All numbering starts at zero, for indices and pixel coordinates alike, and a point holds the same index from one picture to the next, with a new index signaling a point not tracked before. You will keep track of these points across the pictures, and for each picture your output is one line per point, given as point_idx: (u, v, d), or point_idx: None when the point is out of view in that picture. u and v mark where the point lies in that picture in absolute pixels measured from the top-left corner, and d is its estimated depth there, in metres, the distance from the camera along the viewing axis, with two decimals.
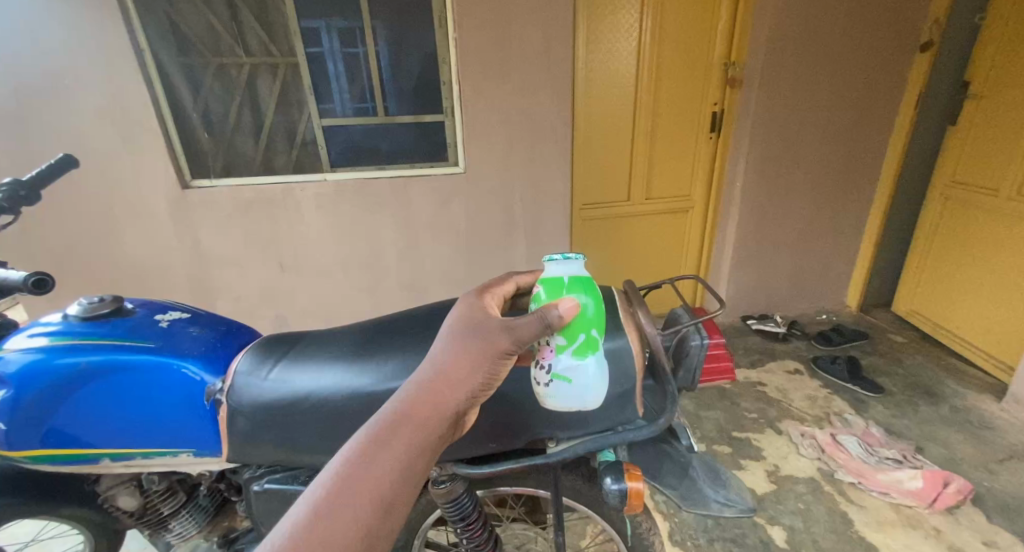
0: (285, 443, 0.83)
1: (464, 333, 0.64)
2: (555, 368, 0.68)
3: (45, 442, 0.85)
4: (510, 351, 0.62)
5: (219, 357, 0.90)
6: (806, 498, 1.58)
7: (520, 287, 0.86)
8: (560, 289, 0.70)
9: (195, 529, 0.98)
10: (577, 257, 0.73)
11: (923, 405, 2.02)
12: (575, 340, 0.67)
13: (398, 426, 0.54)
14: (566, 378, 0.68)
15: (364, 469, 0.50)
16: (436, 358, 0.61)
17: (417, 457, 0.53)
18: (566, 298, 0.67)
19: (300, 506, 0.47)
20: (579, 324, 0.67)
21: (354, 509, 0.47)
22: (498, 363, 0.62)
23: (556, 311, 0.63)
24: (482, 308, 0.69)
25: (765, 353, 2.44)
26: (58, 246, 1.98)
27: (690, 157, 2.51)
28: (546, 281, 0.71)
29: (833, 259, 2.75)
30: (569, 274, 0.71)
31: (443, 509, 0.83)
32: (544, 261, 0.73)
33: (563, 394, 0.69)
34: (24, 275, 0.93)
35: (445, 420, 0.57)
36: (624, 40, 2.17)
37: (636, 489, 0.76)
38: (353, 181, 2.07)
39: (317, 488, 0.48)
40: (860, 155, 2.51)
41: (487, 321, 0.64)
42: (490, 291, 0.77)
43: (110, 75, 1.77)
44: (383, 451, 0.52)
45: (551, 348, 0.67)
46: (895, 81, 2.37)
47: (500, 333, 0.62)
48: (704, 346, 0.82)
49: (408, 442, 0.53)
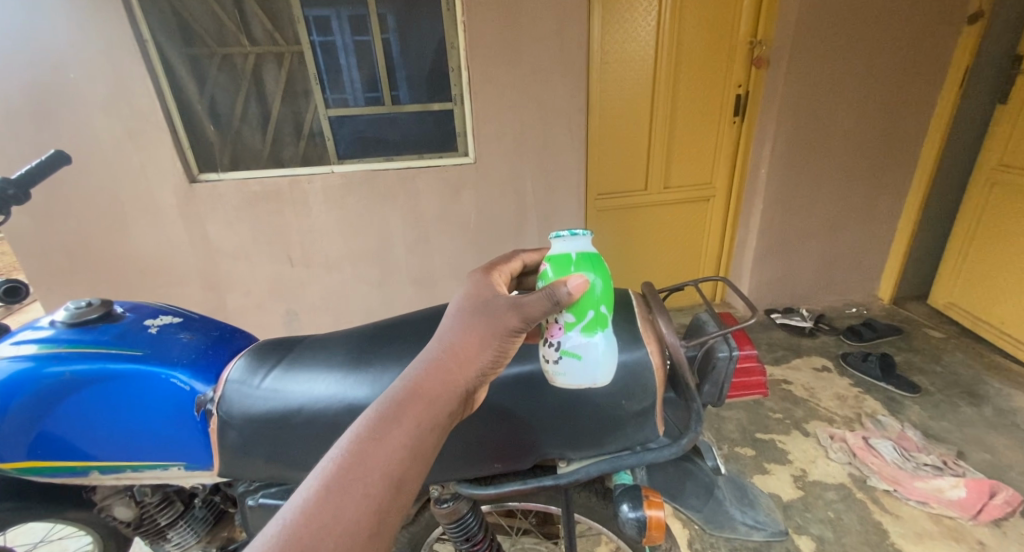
0: (277, 459, 0.78)
1: (471, 312, 0.60)
2: (564, 345, 0.63)
3: (32, 453, 0.81)
4: (519, 329, 0.59)
5: (210, 365, 0.86)
6: (836, 506, 1.49)
7: (527, 265, 0.80)
8: (567, 267, 0.65)
9: (193, 539, 0.93)
10: (584, 233, 0.68)
11: (965, 407, 1.89)
12: (584, 317, 0.63)
13: (407, 402, 0.51)
14: (575, 354, 0.63)
15: (375, 444, 0.46)
16: (444, 338, 0.58)
17: (428, 433, 0.50)
18: (576, 275, 0.62)
19: (310, 482, 0.43)
20: (586, 302, 0.63)
21: (366, 483, 0.44)
22: (506, 342, 0.59)
23: (566, 288, 0.59)
24: (489, 285, 0.65)
25: (791, 349, 2.33)
26: (69, 242, 1.97)
27: (713, 142, 2.38)
28: (553, 258, 0.66)
29: (864, 248, 2.60)
30: (577, 251, 0.66)
31: (445, 528, 0.79)
32: (550, 238, 0.68)
33: (572, 371, 0.64)
34: None
35: (455, 397, 0.54)
36: (643, 19, 2.04)
37: (656, 518, 0.69)
38: (360, 173, 2.01)
39: (327, 464, 0.45)
40: (896, 138, 2.34)
41: (495, 299, 0.61)
42: (497, 268, 0.72)
43: (114, 67, 1.74)
44: (394, 426, 0.48)
45: (559, 325, 0.63)
46: (937, 57, 2.20)
47: (509, 311, 0.59)
48: (733, 359, 0.72)
49: (419, 417, 0.50)
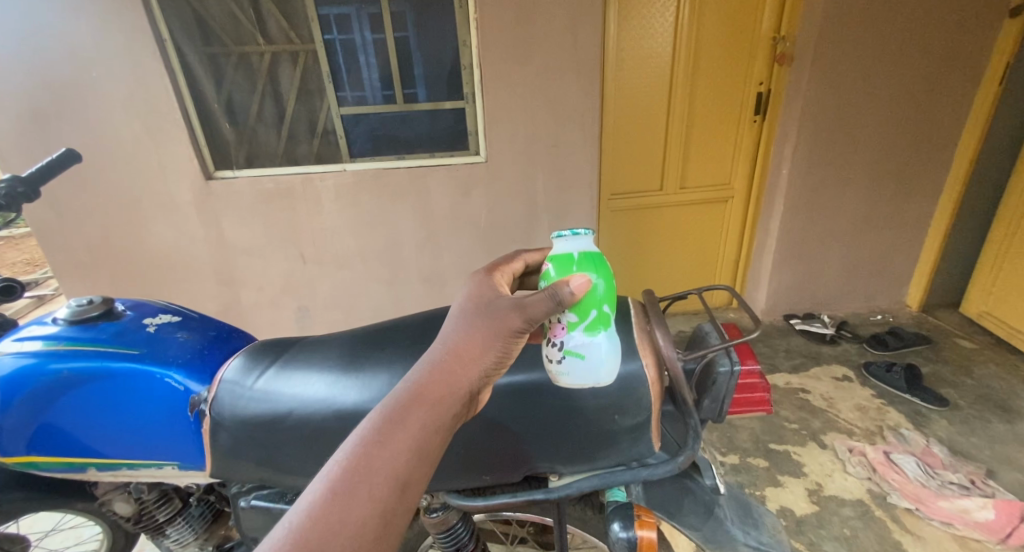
0: (267, 462, 0.77)
1: (473, 313, 0.58)
2: (568, 344, 0.61)
3: (33, 448, 0.83)
4: (522, 329, 0.57)
5: (205, 365, 0.86)
6: (853, 523, 1.42)
7: (529, 265, 0.77)
8: (569, 266, 0.62)
9: (191, 536, 0.95)
10: (586, 232, 0.65)
11: (996, 422, 1.79)
12: (587, 316, 0.60)
13: (410, 405, 0.48)
14: (579, 354, 0.61)
15: (379, 447, 0.44)
16: (447, 339, 0.55)
17: (432, 436, 0.48)
18: (577, 274, 0.60)
19: (316, 485, 0.41)
20: (588, 301, 0.60)
21: (371, 485, 0.42)
22: (510, 343, 0.57)
23: (568, 288, 0.56)
24: (491, 287, 0.63)
25: (810, 357, 2.24)
26: (91, 237, 2.03)
27: (732, 140, 2.30)
28: (555, 257, 0.63)
29: (891, 253, 2.49)
30: (579, 250, 0.63)
31: (435, 537, 0.78)
32: (552, 237, 0.66)
33: (576, 371, 0.62)
34: None
35: (459, 399, 0.51)
36: (661, 14, 1.98)
37: (648, 539, 0.66)
38: (371, 171, 2.01)
39: (332, 467, 0.43)
40: (929, 138, 2.23)
41: (498, 300, 0.59)
42: (500, 268, 0.70)
43: (135, 66, 1.78)
44: (399, 429, 0.46)
45: (562, 325, 0.60)
46: (974, 54, 2.09)
47: (512, 311, 0.57)
48: (734, 375, 0.68)
49: (423, 420, 0.48)
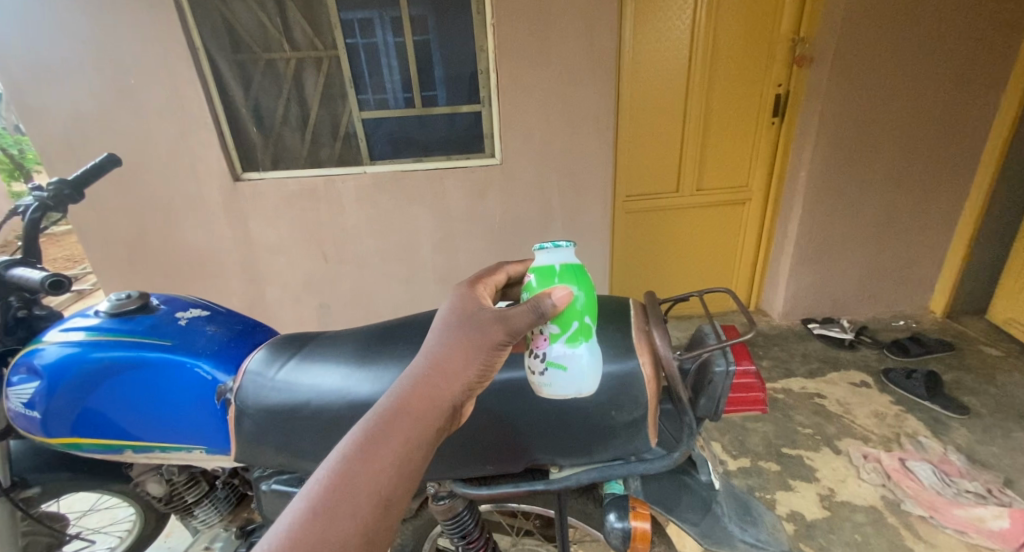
0: (285, 449, 0.83)
1: (457, 325, 0.60)
2: (549, 355, 0.63)
3: (77, 430, 0.90)
4: (505, 341, 0.59)
5: (230, 356, 0.92)
6: (864, 529, 1.41)
7: (512, 276, 0.80)
8: (551, 278, 0.65)
9: (217, 517, 1.02)
10: (568, 244, 0.68)
11: (1020, 431, 1.74)
12: (568, 327, 0.63)
13: (394, 420, 0.50)
14: (560, 365, 0.63)
15: (362, 465, 0.46)
16: (431, 352, 0.57)
17: (414, 451, 0.49)
18: (560, 286, 0.63)
19: (297, 506, 0.42)
20: (570, 313, 0.63)
21: (354, 504, 0.43)
22: (492, 355, 0.59)
23: (550, 300, 0.59)
24: (475, 299, 0.65)
25: (828, 362, 2.20)
26: (127, 234, 2.15)
27: (749, 142, 2.29)
28: (537, 269, 0.66)
29: (915, 257, 2.43)
30: (560, 262, 0.66)
31: (443, 525, 0.82)
32: (534, 249, 0.68)
33: (558, 382, 0.64)
34: (42, 277, 0.95)
35: (441, 412, 0.53)
36: (677, 17, 1.99)
37: (641, 530, 0.69)
38: (390, 173, 2.08)
39: (313, 486, 0.43)
40: (955, 140, 2.18)
41: (481, 312, 0.61)
42: (483, 281, 0.73)
43: (170, 74, 1.88)
44: (381, 445, 0.47)
45: (544, 336, 0.63)
46: (1003, 53, 2.04)
47: (495, 324, 0.58)
48: (729, 374, 0.70)
49: (406, 435, 0.49)
